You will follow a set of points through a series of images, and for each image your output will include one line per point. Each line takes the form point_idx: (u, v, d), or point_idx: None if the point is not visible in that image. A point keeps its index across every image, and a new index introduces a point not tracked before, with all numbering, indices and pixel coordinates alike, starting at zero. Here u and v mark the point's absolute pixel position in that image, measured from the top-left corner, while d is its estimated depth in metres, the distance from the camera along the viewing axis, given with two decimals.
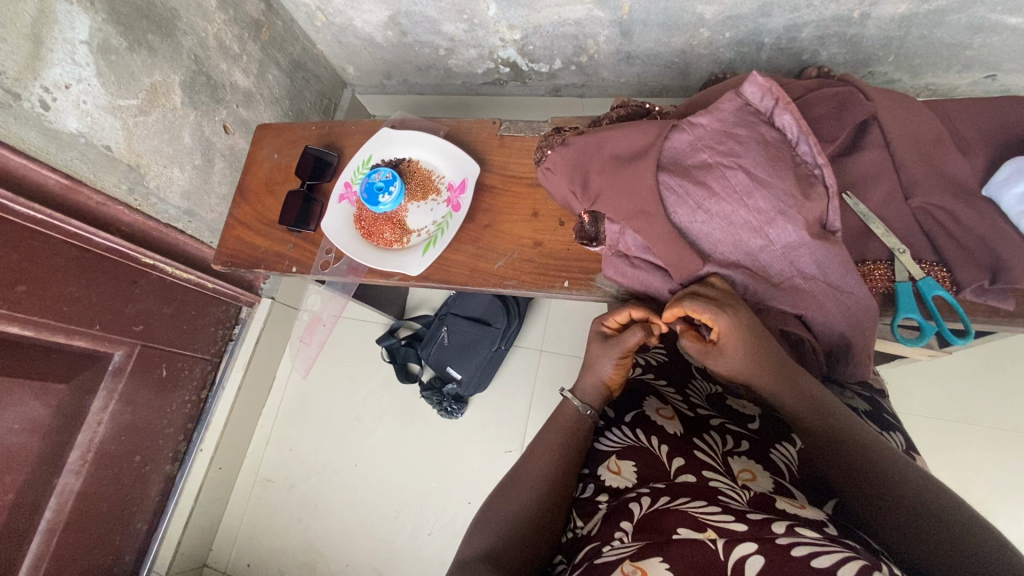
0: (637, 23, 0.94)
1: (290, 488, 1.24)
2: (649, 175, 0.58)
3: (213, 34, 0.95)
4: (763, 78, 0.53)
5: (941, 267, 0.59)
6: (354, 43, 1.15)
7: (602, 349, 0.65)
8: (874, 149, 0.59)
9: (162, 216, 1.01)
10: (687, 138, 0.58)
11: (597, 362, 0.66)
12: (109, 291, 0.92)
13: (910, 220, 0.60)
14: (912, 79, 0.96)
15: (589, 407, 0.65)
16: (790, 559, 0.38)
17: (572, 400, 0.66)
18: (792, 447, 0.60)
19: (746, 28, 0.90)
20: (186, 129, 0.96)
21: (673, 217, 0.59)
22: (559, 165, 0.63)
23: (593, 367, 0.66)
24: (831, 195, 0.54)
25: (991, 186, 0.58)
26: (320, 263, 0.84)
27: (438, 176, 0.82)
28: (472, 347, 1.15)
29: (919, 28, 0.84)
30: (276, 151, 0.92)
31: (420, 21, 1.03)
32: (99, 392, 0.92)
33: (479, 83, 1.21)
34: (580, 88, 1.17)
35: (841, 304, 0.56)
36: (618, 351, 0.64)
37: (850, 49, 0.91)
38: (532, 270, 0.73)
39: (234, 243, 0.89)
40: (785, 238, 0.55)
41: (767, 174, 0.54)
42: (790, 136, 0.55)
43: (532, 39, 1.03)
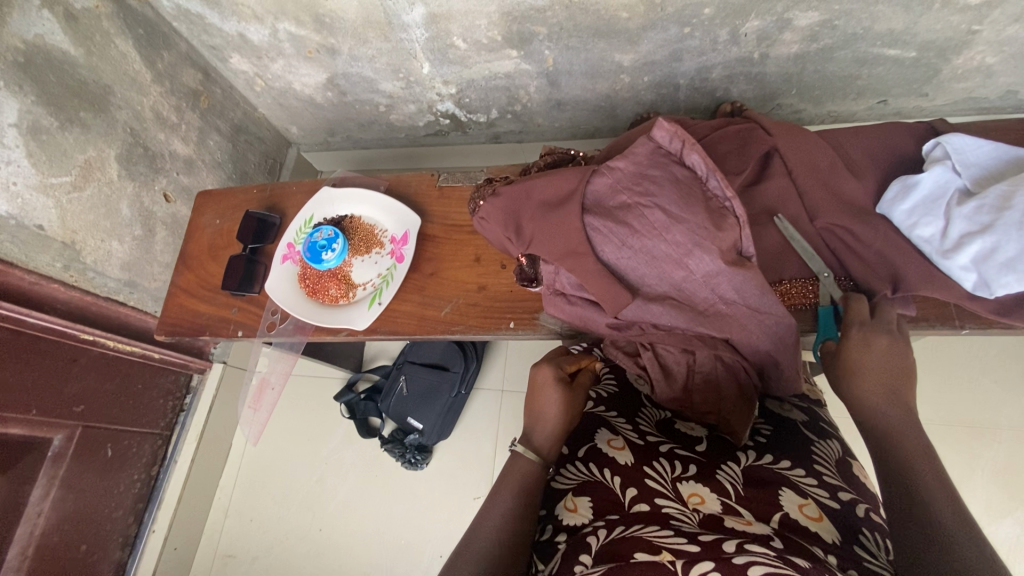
0: (563, 73, 1.00)
1: (252, 562, 1.18)
2: (574, 217, 0.61)
3: (149, 106, 0.97)
4: (668, 122, 0.58)
5: (849, 281, 0.65)
6: (295, 105, 1.18)
7: (562, 399, 0.68)
8: (777, 179, 0.65)
9: (101, 290, 0.98)
10: (607, 181, 0.62)
11: (554, 412, 0.68)
12: (46, 372, 0.89)
13: (817, 240, 0.65)
14: (816, 109, 1.05)
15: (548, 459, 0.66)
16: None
17: (532, 456, 0.65)
18: (737, 466, 0.62)
19: (662, 72, 0.97)
20: (125, 201, 0.96)
21: (601, 255, 0.62)
22: (492, 214, 0.67)
23: (552, 416, 0.68)
24: (742, 224, 0.57)
25: (883, 205, 0.63)
26: (266, 324, 0.83)
27: (381, 230, 0.83)
28: (432, 394, 1.14)
29: (813, 64, 0.93)
30: (217, 217, 0.92)
31: (358, 81, 1.07)
32: (39, 481, 0.87)
33: (422, 135, 1.25)
34: (518, 134, 1.22)
35: (763, 325, 0.60)
36: (581, 394, 0.70)
37: (756, 85, 0.99)
38: (478, 315, 0.75)
39: (177, 311, 0.88)
40: (705, 268, 0.58)
41: (681, 210, 0.57)
42: (699, 173, 0.58)
43: (467, 92, 1.09)
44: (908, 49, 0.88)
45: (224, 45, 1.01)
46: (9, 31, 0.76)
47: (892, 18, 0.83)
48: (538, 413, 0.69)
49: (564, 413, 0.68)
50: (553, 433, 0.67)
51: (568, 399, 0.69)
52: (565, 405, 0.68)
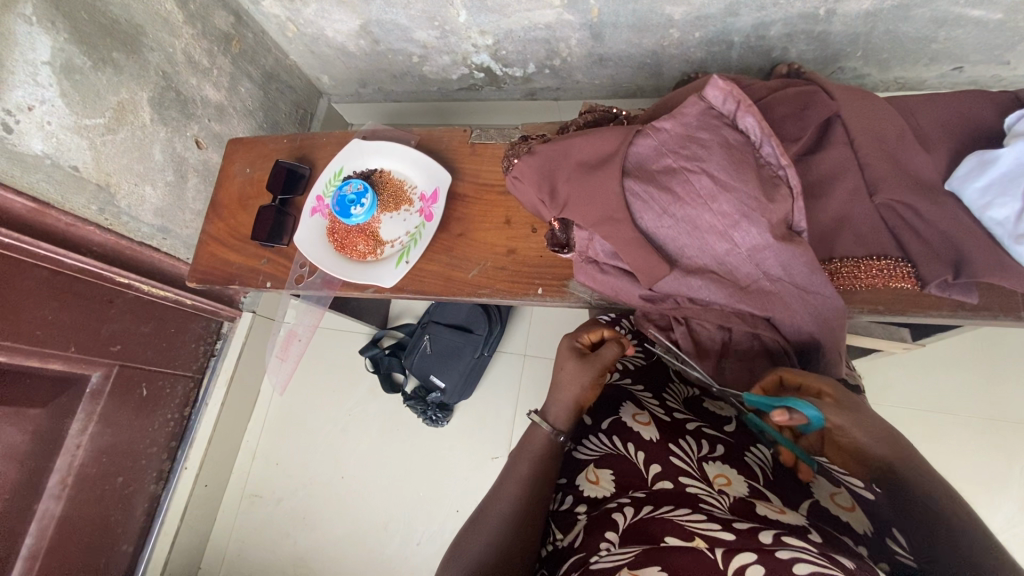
0: (608, 25, 0.94)
1: (277, 503, 1.24)
2: (613, 180, 0.58)
3: (180, 49, 0.95)
4: (724, 81, 0.52)
5: (905, 264, 0.60)
6: (327, 53, 1.15)
7: (577, 368, 0.66)
8: (837, 148, 0.59)
9: (135, 234, 1.00)
10: (651, 142, 0.57)
11: (569, 382, 0.66)
12: (84, 312, 0.91)
13: (875, 217, 0.60)
14: (881, 74, 0.97)
15: (560, 432, 0.65)
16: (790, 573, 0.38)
17: (545, 426, 0.65)
18: (767, 449, 0.61)
19: (715, 27, 0.90)
20: (157, 145, 0.96)
21: (639, 222, 0.59)
22: (526, 173, 0.64)
23: (565, 388, 0.66)
24: (795, 195, 0.53)
25: (953, 181, 0.58)
26: (294, 277, 0.83)
27: (410, 187, 0.81)
28: (454, 355, 1.15)
29: (884, 23, 0.85)
30: (247, 166, 0.92)
31: (391, 29, 1.03)
32: (78, 415, 0.91)
33: (455, 89, 1.21)
34: (555, 91, 1.17)
35: (808, 305, 0.57)
36: (595, 366, 0.66)
37: (818, 45, 0.91)
38: (506, 278, 0.73)
39: (207, 259, 0.88)
40: (750, 241, 0.55)
41: (730, 177, 0.53)
42: (753, 138, 0.54)
43: (504, 43, 1.03)
44: (995, 9, 0.80)
45: None
46: None
47: None
48: (555, 385, 0.67)
49: (580, 383, 0.65)
50: (567, 403, 0.65)
51: (581, 372, 0.66)
52: (581, 374, 0.65)
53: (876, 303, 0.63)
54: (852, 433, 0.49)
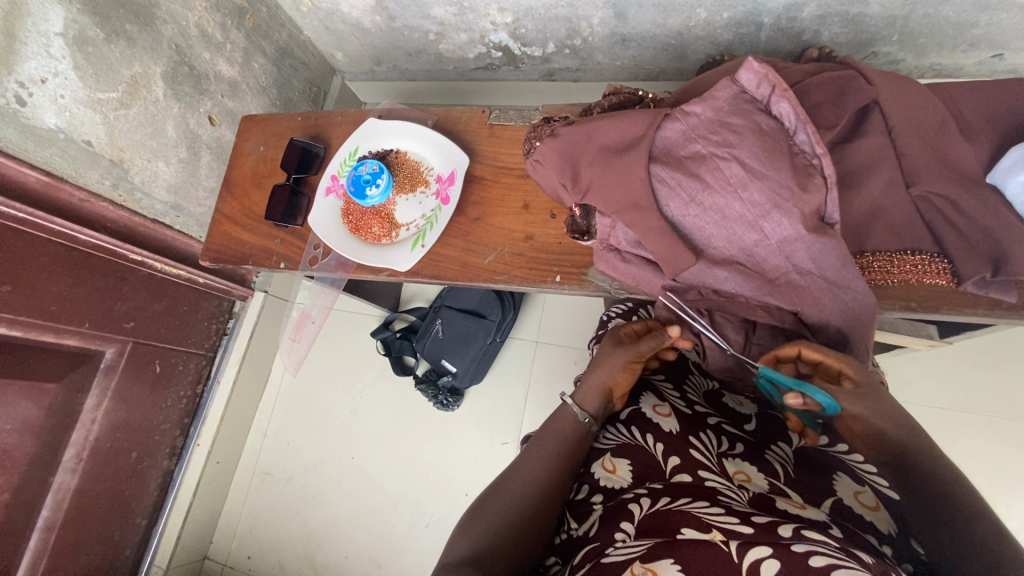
0: (632, 4, 0.91)
1: (288, 482, 1.25)
2: (640, 166, 0.56)
3: (194, 23, 0.93)
4: (759, 64, 0.50)
5: (942, 259, 0.57)
6: (342, 29, 1.12)
7: (610, 351, 0.65)
8: (875, 136, 0.57)
9: (148, 211, 0.99)
10: (680, 127, 0.55)
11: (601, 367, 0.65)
12: (98, 288, 0.91)
13: (911, 210, 0.57)
14: (917, 60, 0.93)
15: (587, 416, 0.63)
16: (807, 568, 0.37)
17: (572, 407, 0.64)
18: (789, 446, 0.60)
19: (745, 8, 0.87)
20: (170, 121, 0.95)
21: (665, 210, 0.57)
22: (548, 157, 0.62)
23: (598, 374, 0.65)
24: (830, 185, 0.51)
25: (996, 174, 0.56)
26: (308, 258, 0.82)
27: (426, 168, 0.80)
28: (466, 339, 1.14)
29: (924, 6, 0.81)
30: (261, 144, 0.90)
31: (408, 5, 1.00)
32: (93, 390, 0.91)
33: (471, 69, 1.18)
34: (575, 72, 1.14)
35: (838, 300, 0.55)
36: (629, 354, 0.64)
37: (852, 28, 0.88)
38: (523, 265, 0.72)
39: (221, 238, 0.88)
40: (780, 232, 0.53)
41: (763, 165, 0.51)
42: (787, 125, 0.52)
43: (523, 21, 1.00)
44: None
45: None
46: None
47: None
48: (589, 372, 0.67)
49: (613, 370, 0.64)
50: (596, 385, 0.65)
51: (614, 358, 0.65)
52: (613, 358, 0.65)
53: (907, 298, 0.61)
54: (868, 420, 0.48)
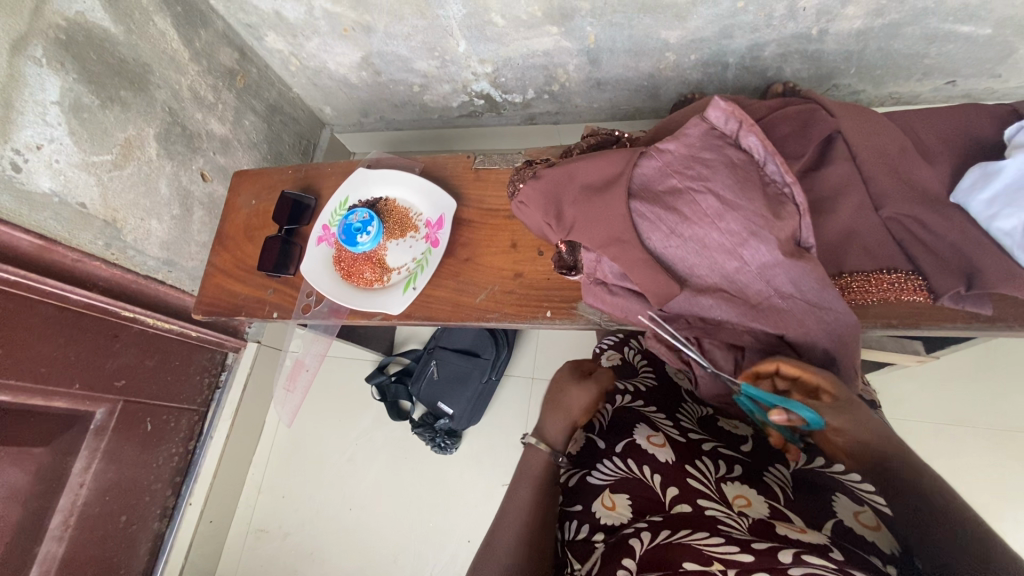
0: (605, 51, 0.97)
1: (284, 538, 1.21)
2: (619, 202, 0.58)
3: (186, 86, 0.97)
4: (725, 102, 0.54)
5: (917, 276, 0.60)
6: (329, 85, 1.17)
7: (577, 394, 0.67)
8: (840, 164, 0.60)
9: (140, 267, 0.99)
10: (656, 164, 0.58)
11: (568, 405, 0.67)
12: (88, 347, 0.91)
13: (883, 232, 0.60)
14: (875, 90, 0.98)
15: (558, 453, 0.67)
16: None
17: (540, 446, 0.67)
18: (786, 469, 0.59)
19: (710, 50, 0.93)
20: (163, 180, 0.97)
21: (647, 243, 0.59)
22: (532, 198, 0.65)
23: (565, 411, 0.67)
24: (802, 212, 0.53)
25: (958, 193, 0.58)
26: (301, 306, 0.83)
27: (415, 213, 0.82)
28: (462, 380, 1.14)
29: (876, 41, 0.87)
30: (253, 198, 0.92)
31: (393, 61, 1.06)
32: (82, 452, 0.90)
33: (455, 116, 1.23)
34: (555, 116, 1.19)
35: (821, 322, 0.56)
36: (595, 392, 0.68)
37: (812, 64, 0.93)
38: (514, 302, 0.73)
39: (215, 291, 0.88)
40: (760, 258, 0.55)
41: (736, 196, 0.54)
42: (757, 157, 0.54)
43: (503, 71, 1.06)
44: (984, 24, 0.81)
45: (260, 23, 1.01)
46: (52, 8, 0.77)
47: None
48: (553, 408, 0.68)
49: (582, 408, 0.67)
50: (563, 422, 0.67)
51: (580, 397, 0.67)
52: (582, 397, 0.67)
53: (889, 316, 0.63)
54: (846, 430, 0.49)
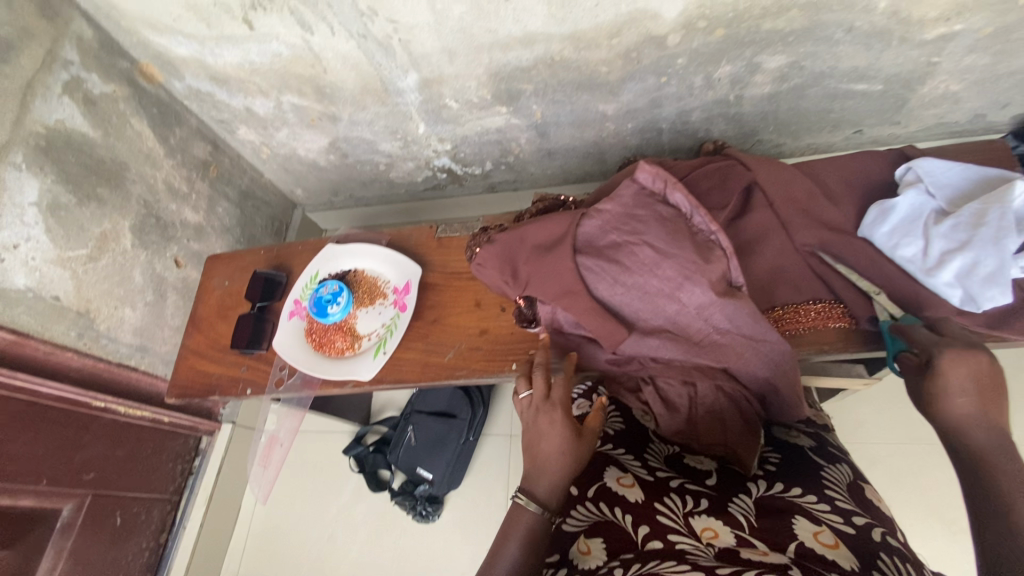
0: (551, 124, 1.07)
1: None
2: (564, 257, 0.64)
3: (161, 179, 1.03)
4: (650, 165, 0.60)
5: (839, 304, 0.67)
6: (299, 169, 1.24)
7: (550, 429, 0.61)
8: (758, 210, 0.68)
9: (113, 355, 1.00)
10: (596, 223, 0.64)
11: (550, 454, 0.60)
12: (57, 440, 0.89)
13: (804, 267, 0.68)
14: (795, 142, 1.10)
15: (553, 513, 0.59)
16: None
17: (531, 507, 0.58)
18: (749, 497, 0.61)
19: (644, 118, 1.04)
20: (137, 269, 1.01)
21: (595, 292, 0.64)
22: (489, 260, 0.70)
23: (547, 464, 0.60)
24: (728, 255, 0.60)
25: (863, 229, 0.65)
26: (274, 381, 0.85)
27: (383, 282, 0.86)
28: (439, 444, 1.14)
29: (786, 102, 0.99)
30: (226, 279, 0.96)
31: (359, 144, 1.14)
32: (47, 553, 0.88)
33: (421, 189, 1.31)
34: (513, 184, 1.28)
35: (759, 353, 0.62)
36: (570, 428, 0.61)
37: (735, 124, 1.04)
38: (481, 358, 0.76)
39: (188, 373, 0.90)
40: (697, 300, 0.60)
41: (669, 246, 0.59)
42: (685, 211, 0.60)
43: (462, 147, 1.15)
44: (874, 82, 0.93)
45: (231, 118, 1.09)
46: (33, 118, 0.83)
47: (855, 56, 0.88)
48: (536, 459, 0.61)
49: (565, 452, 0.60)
50: (558, 475, 0.60)
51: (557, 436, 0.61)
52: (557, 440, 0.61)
53: (821, 342, 0.67)
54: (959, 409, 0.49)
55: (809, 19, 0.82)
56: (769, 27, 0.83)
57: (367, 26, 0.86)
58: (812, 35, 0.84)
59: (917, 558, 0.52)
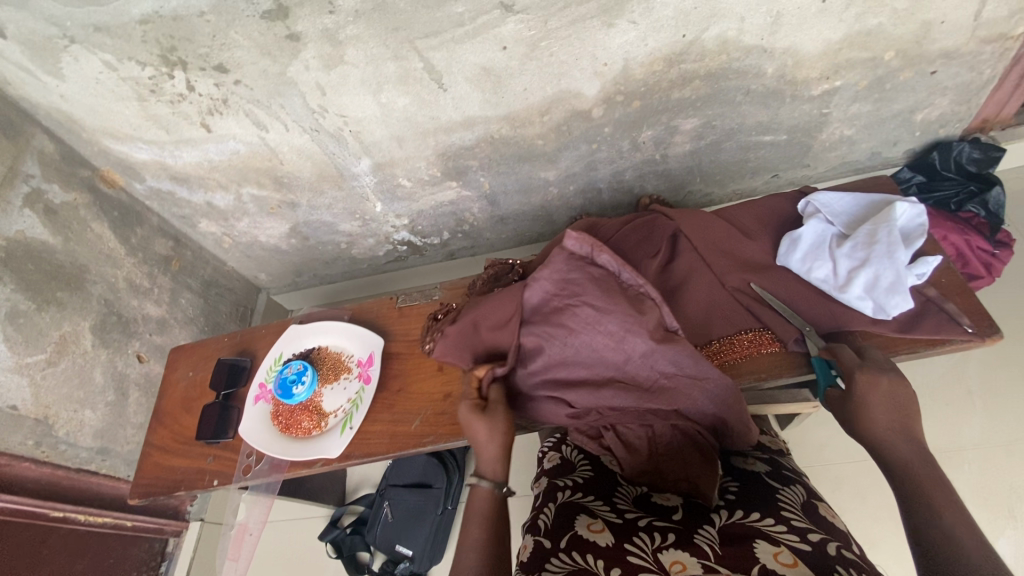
0: (500, 193, 1.15)
1: None
2: (525, 324, 0.70)
3: (123, 277, 1.05)
4: (575, 233, 0.65)
5: (767, 331, 0.72)
6: (262, 255, 1.28)
7: (487, 421, 0.66)
8: (685, 255, 0.76)
9: (72, 461, 0.98)
10: (538, 289, 0.68)
11: (488, 440, 0.65)
12: (14, 559, 0.88)
13: (733, 301, 0.74)
14: (723, 190, 1.20)
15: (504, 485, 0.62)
16: None
17: (485, 483, 0.61)
18: (713, 527, 0.62)
19: (583, 180, 1.13)
20: (98, 368, 1.01)
21: (547, 351, 0.69)
22: (450, 351, 0.74)
23: (484, 448, 0.65)
24: (659, 304, 0.65)
25: (780, 258, 0.73)
26: (242, 468, 0.84)
27: (347, 356, 0.88)
28: (417, 516, 1.12)
29: (706, 156, 1.10)
30: (190, 370, 0.96)
31: (319, 227, 1.20)
32: None
33: (383, 263, 1.35)
34: (471, 250, 1.34)
35: (705, 392, 0.66)
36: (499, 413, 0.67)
37: (665, 179, 1.15)
38: (448, 423, 0.78)
39: (153, 470, 0.88)
40: (640, 348, 0.65)
41: (605, 303, 0.64)
42: (613, 270, 0.66)
43: (418, 221, 1.21)
44: (779, 133, 1.05)
45: (193, 213, 1.13)
46: None
47: (756, 113, 1.00)
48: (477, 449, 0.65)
49: (498, 432, 0.65)
50: (501, 454, 0.64)
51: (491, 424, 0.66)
52: (491, 426, 0.66)
53: (758, 369, 0.71)
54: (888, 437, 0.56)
55: (710, 87, 0.93)
56: (678, 95, 0.94)
57: (319, 122, 0.93)
58: (716, 99, 0.96)
59: (872, 567, 0.55)
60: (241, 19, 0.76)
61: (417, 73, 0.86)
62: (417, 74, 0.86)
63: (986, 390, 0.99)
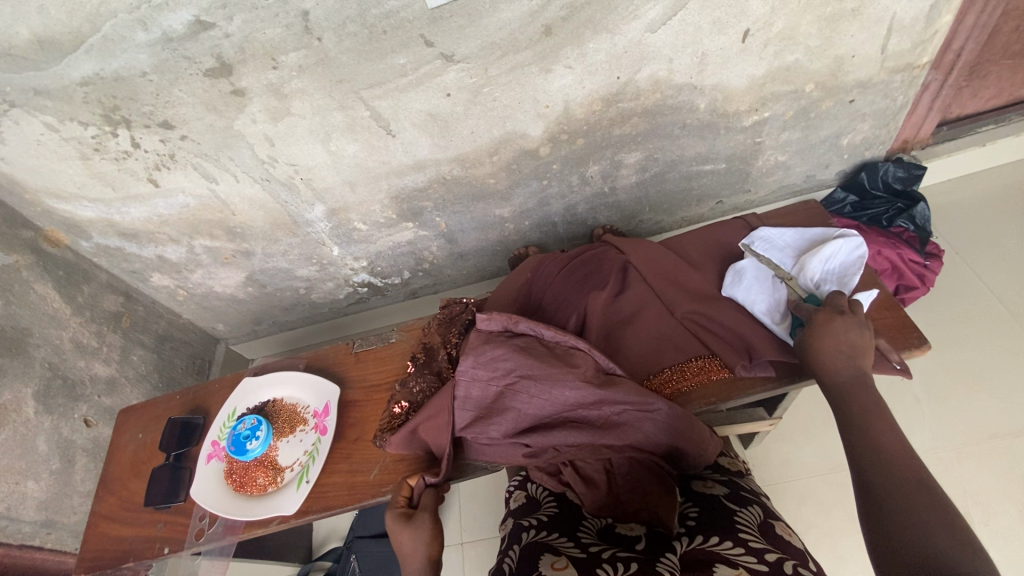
0: (456, 231, 1.16)
1: None
2: (468, 405, 0.73)
3: (69, 338, 1.01)
4: (485, 313, 0.72)
5: (715, 358, 0.74)
6: (218, 305, 1.26)
7: (409, 530, 0.64)
8: (634, 286, 0.80)
9: (14, 538, 0.93)
10: (469, 360, 0.72)
11: (411, 550, 0.63)
12: None
13: (682, 328, 0.76)
14: (672, 217, 1.25)
15: None
16: None
17: None
18: (676, 555, 0.59)
19: (537, 215, 1.16)
20: (42, 437, 0.97)
21: (494, 406, 0.71)
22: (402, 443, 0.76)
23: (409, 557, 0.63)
24: (588, 351, 0.71)
25: (725, 289, 0.77)
26: (194, 532, 0.81)
27: (303, 407, 0.87)
28: (386, 566, 1.09)
29: (653, 186, 1.14)
30: (140, 431, 0.93)
31: (276, 274, 1.19)
32: None
33: (344, 306, 1.35)
34: (433, 288, 1.35)
35: (655, 424, 0.69)
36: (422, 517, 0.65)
37: (615, 210, 1.18)
38: (406, 469, 0.77)
39: (98, 541, 0.84)
40: (582, 394, 0.68)
41: (534, 362, 0.69)
42: (534, 334, 0.72)
43: (377, 262, 1.22)
44: (718, 162, 1.10)
45: (143, 268, 1.11)
46: None
47: (695, 145, 1.05)
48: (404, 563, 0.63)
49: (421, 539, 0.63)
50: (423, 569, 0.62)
51: (414, 533, 0.64)
52: (415, 535, 0.64)
53: (707, 396, 0.72)
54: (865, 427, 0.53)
55: (649, 123, 0.98)
56: (619, 132, 0.98)
57: (269, 172, 0.94)
58: (655, 133, 1.00)
59: None
60: (185, 77, 0.76)
61: (365, 122, 0.88)
62: (364, 123, 0.88)
63: (932, 396, 1.03)
